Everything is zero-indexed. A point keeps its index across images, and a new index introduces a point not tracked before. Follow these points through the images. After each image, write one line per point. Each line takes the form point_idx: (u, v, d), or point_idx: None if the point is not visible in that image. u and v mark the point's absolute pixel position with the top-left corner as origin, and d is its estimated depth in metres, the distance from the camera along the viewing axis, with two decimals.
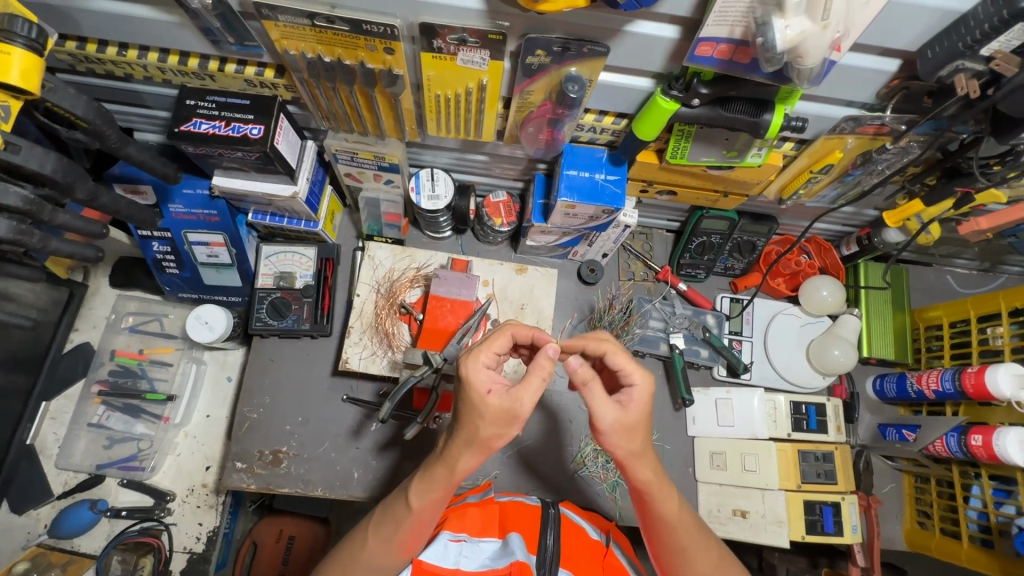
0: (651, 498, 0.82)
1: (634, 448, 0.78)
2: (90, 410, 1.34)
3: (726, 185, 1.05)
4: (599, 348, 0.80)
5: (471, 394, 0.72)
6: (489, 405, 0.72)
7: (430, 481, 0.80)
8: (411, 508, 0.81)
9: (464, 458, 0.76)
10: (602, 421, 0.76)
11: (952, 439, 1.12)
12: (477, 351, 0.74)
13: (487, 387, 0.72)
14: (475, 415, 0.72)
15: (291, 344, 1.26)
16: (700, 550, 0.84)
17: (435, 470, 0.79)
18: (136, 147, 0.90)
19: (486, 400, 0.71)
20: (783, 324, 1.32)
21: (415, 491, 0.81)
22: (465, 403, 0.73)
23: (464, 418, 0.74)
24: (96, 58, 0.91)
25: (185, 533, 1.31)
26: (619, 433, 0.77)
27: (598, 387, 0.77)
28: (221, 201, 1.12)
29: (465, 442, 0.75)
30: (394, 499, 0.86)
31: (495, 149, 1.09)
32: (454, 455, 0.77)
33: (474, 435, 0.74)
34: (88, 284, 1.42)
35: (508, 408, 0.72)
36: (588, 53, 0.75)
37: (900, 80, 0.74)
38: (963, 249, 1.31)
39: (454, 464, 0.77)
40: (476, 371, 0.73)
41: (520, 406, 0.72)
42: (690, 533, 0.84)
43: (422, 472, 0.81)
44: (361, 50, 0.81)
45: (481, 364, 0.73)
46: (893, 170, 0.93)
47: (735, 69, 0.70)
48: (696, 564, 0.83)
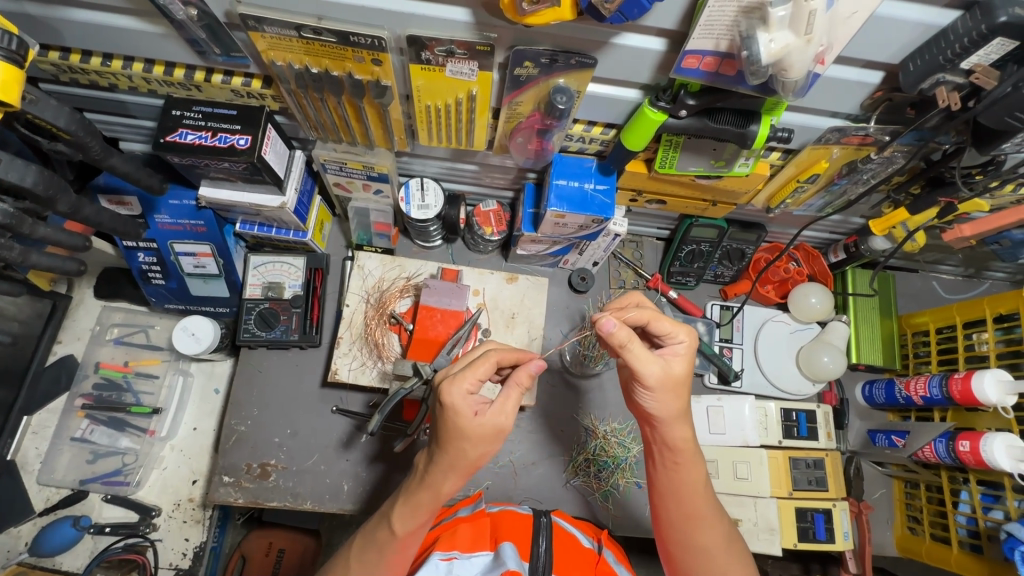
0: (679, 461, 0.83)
1: (678, 410, 0.80)
2: (74, 424, 1.31)
3: (714, 194, 1.06)
4: (640, 317, 0.82)
5: (458, 418, 0.72)
6: (477, 425, 0.72)
7: (415, 504, 0.78)
8: (396, 534, 0.79)
9: (448, 480, 0.76)
10: (647, 376, 0.76)
11: (940, 445, 1.12)
12: (460, 377, 0.74)
13: (472, 411, 0.72)
14: (461, 440, 0.73)
15: (279, 355, 1.24)
16: (708, 526, 0.84)
17: (420, 497, 0.78)
18: (120, 158, 0.89)
19: (473, 423, 0.72)
20: (773, 331, 1.33)
21: (397, 517, 0.79)
22: (450, 428, 0.73)
23: (450, 443, 0.74)
24: (80, 69, 0.90)
25: (171, 548, 1.28)
26: (665, 389, 0.78)
27: (639, 346, 0.76)
28: (209, 211, 1.10)
29: (448, 464, 0.75)
30: (376, 523, 0.84)
31: (484, 159, 1.09)
32: (436, 477, 0.76)
33: (462, 457, 0.74)
34: (72, 295, 1.40)
35: (496, 426, 0.73)
36: (575, 65, 0.76)
37: (882, 92, 0.75)
38: (947, 255, 1.33)
39: (437, 488, 0.77)
40: (462, 395, 0.73)
41: (506, 421, 0.74)
42: (704, 507, 0.84)
43: (403, 499, 0.80)
44: (348, 62, 0.81)
45: (466, 388, 0.73)
46: (878, 179, 0.94)
47: (721, 81, 0.71)
48: (701, 536, 0.84)
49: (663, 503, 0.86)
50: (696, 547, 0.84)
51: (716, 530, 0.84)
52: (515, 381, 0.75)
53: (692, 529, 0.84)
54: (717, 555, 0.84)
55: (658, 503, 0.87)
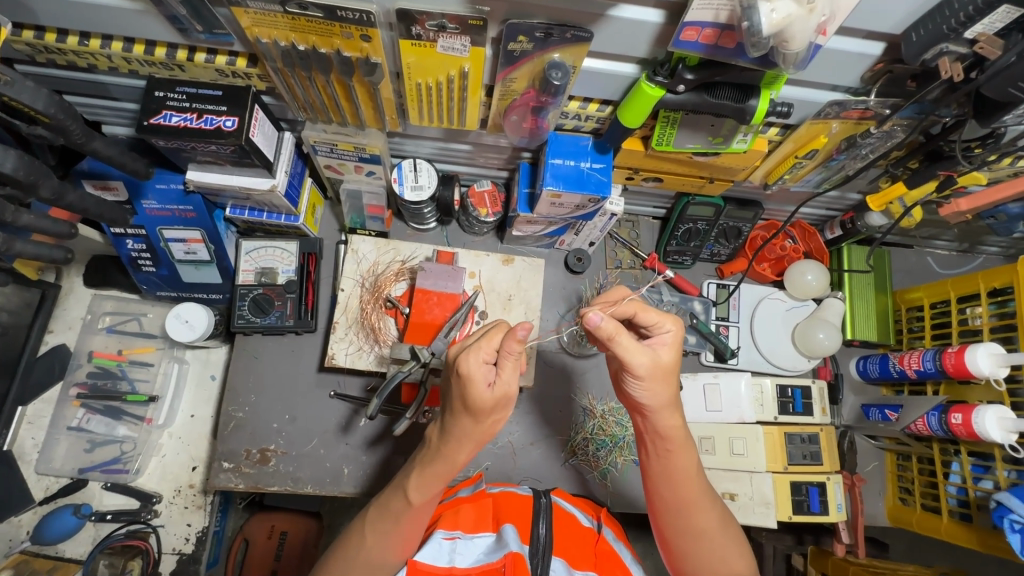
0: (670, 448, 0.83)
1: (667, 398, 0.80)
2: (70, 413, 1.30)
3: (711, 171, 1.05)
4: (626, 310, 0.81)
5: (471, 388, 0.70)
6: (488, 396, 0.71)
7: (432, 475, 0.79)
8: (411, 504, 0.80)
9: (463, 449, 0.77)
10: (637, 366, 0.75)
11: (933, 418, 1.13)
12: (475, 346, 0.72)
13: (487, 382, 0.71)
14: (475, 410, 0.72)
15: (274, 341, 1.23)
16: (702, 509, 0.86)
17: (436, 467, 0.78)
18: (103, 142, 0.86)
19: (486, 395, 0.71)
20: (769, 309, 1.33)
21: (413, 488, 0.80)
22: (464, 396, 0.72)
23: (463, 410, 0.73)
24: (56, 49, 0.87)
25: (174, 534, 1.29)
26: (655, 377, 0.77)
27: (626, 338, 0.75)
28: (197, 195, 1.08)
29: (463, 434, 0.75)
30: (389, 495, 0.84)
31: (478, 138, 1.07)
32: (453, 447, 0.76)
33: (476, 427, 0.74)
34: (61, 284, 1.37)
35: (507, 395, 0.72)
36: (570, 39, 0.74)
37: (884, 63, 0.74)
38: (943, 230, 1.33)
39: (454, 458, 0.77)
40: (480, 366, 0.71)
41: (513, 390, 0.73)
42: (700, 492, 0.86)
43: (418, 470, 0.80)
44: (336, 38, 0.79)
45: (481, 358, 0.71)
46: (876, 154, 0.93)
47: (721, 54, 0.69)
48: (695, 520, 0.85)
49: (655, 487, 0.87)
50: (695, 534, 0.86)
51: (715, 518, 0.86)
52: (510, 353, 0.72)
53: (687, 515, 0.85)
54: (713, 537, 0.86)
55: (652, 488, 0.88)
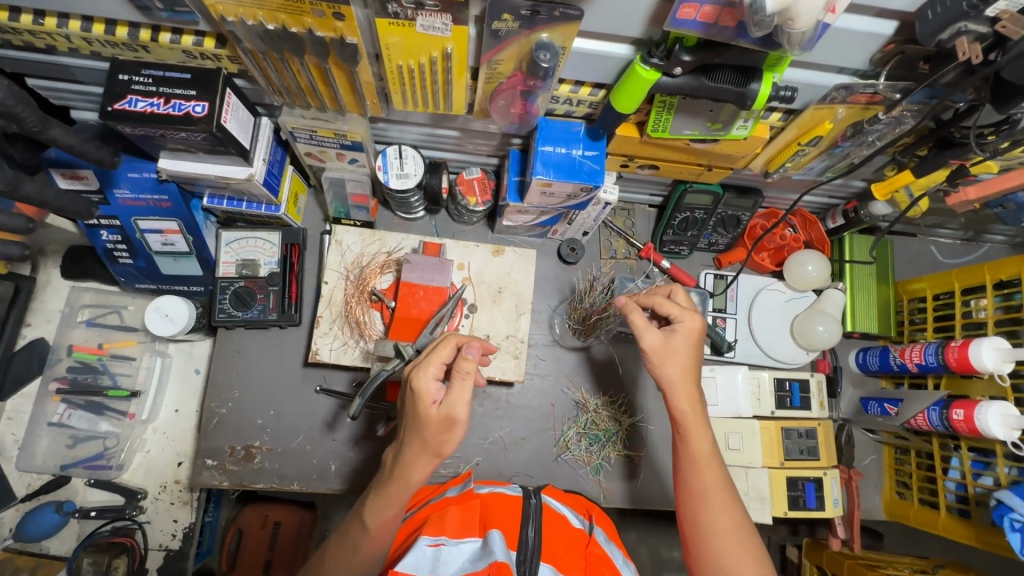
0: (685, 430, 0.88)
1: (677, 379, 0.88)
2: (50, 409, 1.26)
3: (709, 158, 1.00)
4: (650, 301, 0.93)
5: (418, 403, 0.73)
6: (431, 413, 0.73)
7: (386, 500, 0.78)
8: (368, 529, 0.79)
9: (416, 469, 0.76)
10: (642, 342, 0.89)
11: (934, 413, 1.11)
12: (425, 363, 0.75)
13: (434, 398, 0.74)
14: (420, 427, 0.74)
15: (258, 335, 1.20)
16: (717, 499, 0.85)
17: (389, 489, 0.78)
18: (62, 129, 0.81)
19: (430, 410, 0.73)
20: (767, 300, 1.30)
21: (368, 514, 0.79)
22: (413, 412, 0.75)
23: (413, 429, 0.75)
24: (10, 28, 0.81)
25: (161, 530, 1.27)
26: (660, 356, 0.89)
27: (637, 318, 0.90)
28: (171, 184, 1.03)
29: (413, 454, 0.76)
30: (350, 520, 0.83)
31: (466, 124, 1.02)
32: (404, 467, 0.76)
33: (424, 445, 0.75)
34: (38, 277, 1.33)
35: (450, 415, 0.72)
36: (559, 17, 0.68)
37: (895, 44, 0.69)
38: (948, 219, 1.29)
39: (405, 478, 0.77)
40: (429, 383, 0.74)
41: (459, 411, 0.72)
42: (717, 482, 0.86)
43: (373, 494, 0.79)
44: (308, 16, 0.73)
45: (430, 376, 0.74)
46: (883, 141, 0.88)
47: (721, 34, 0.64)
48: (708, 507, 0.84)
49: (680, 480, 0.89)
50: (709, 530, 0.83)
51: (728, 510, 0.84)
52: (459, 372, 0.73)
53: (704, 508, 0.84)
54: (727, 532, 0.83)
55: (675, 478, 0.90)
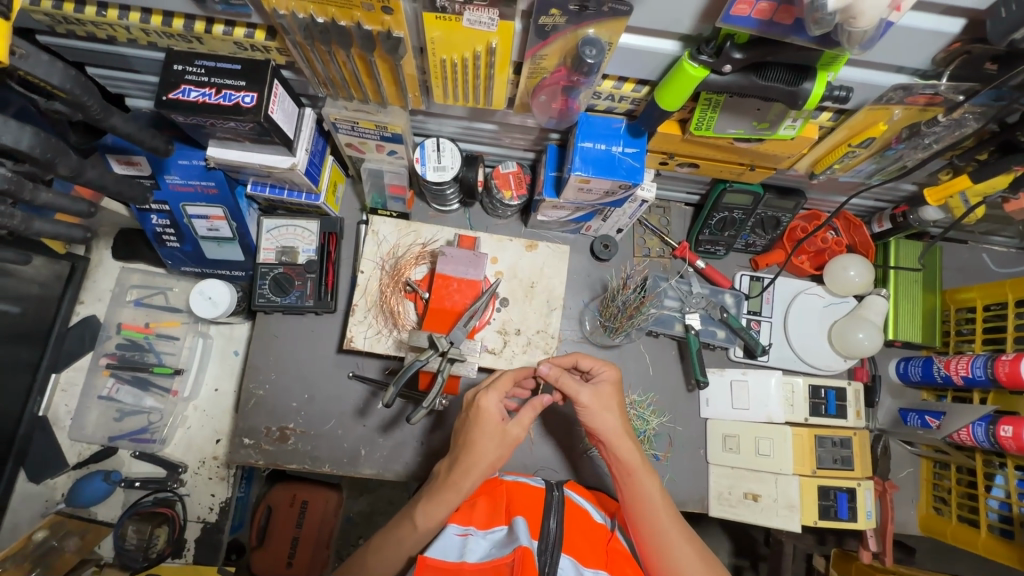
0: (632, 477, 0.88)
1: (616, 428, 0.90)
2: (100, 382, 1.34)
3: (753, 157, 0.97)
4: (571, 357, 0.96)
5: (487, 417, 0.87)
6: (501, 429, 0.87)
7: (438, 502, 0.85)
8: (417, 528, 0.85)
9: (472, 476, 0.85)
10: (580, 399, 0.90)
11: (979, 429, 1.07)
12: (495, 387, 0.90)
13: (500, 416, 0.88)
14: (487, 437, 0.86)
15: (294, 321, 1.23)
16: (683, 547, 0.85)
17: (443, 494, 0.85)
18: (121, 118, 0.84)
19: (500, 423, 0.87)
20: (805, 304, 1.26)
21: (420, 512, 0.85)
22: (482, 426, 0.87)
23: (477, 442, 0.86)
24: (74, 19, 0.85)
25: (199, 503, 1.34)
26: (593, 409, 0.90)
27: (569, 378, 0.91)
28: (218, 171, 1.06)
29: (473, 462, 0.85)
30: (397, 521, 0.89)
31: (504, 118, 1.02)
32: (462, 474, 0.85)
33: (485, 456, 0.85)
34: (91, 257, 1.39)
35: (513, 431, 0.88)
36: (608, 12, 0.68)
37: (961, 43, 0.66)
38: (1004, 226, 1.23)
39: (462, 484, 0.85)
40: (499, 404, 0.89)
41: (520, 431, 0.89)
42: (674, 528, 0.86)
43: (425, 498, 0.87)
44: (357, 10, 0.74)
45: (500, 398, 0.89)
46: (941, 144, 0.85)
47: (775, 31, 0.63)
48: (677, 560, 0.84)
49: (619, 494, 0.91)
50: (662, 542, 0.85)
51: (695, 557, 0.84)
52: (530, 403, 0.90)
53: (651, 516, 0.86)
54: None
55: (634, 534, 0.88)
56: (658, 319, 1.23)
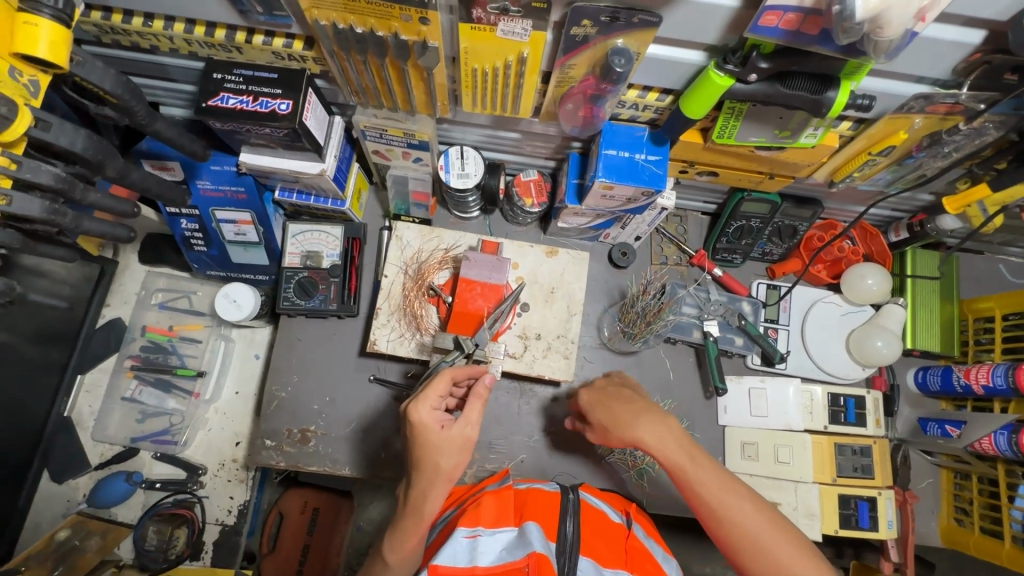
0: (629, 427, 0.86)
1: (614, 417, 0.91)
2: (124, 384, 1.36)
3: (772, 166, 0.99)
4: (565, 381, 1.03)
5: (428, 433, 0.78)
6: (446, 437, 0.79)
7: (402, 532, 0.80)
8: (389, 564, 0.81)
9: (431, 498, 0.79)
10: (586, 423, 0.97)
11: (1001, 437, 1.07)
12: (424, 397, 0.81)
13: (439, 423, 0.79)
14: (434, 452, 0.78)
15: (317, 324, 1.25)
16: (705, 475, 0.80)
17: (405, 523, 0.80)
18: (164, 123, 0.88)
19: (442, 434, 0.78)
20: (822, 313, 1.27)
21: (389, 548, 0.81)
22: (424, 443, 0.79)
23: (425, 461, 0.79)
24: (122, 30, 0.89)
25: (217, 505, 1.34)
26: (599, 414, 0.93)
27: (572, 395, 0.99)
28: (249, 177, 1.09)
29: (427, 482, 0.79)
30: (375, 555, 0.85)
31: (529, 127, 1.04)
32: (420, 498, 0.79)
33: (437, 470, 0.79)
34: (118, 261, 1.42)
35: (463, 434, 0.80)
36: (637, 23, 0.70)
37: (982, 54, 0.68)
38: (1020, 236, 1.24)
39: (422, 508, 0.79)
40: (433, 413, 0.80)
41: (472, 430, 0.80)
42: (688, 458, 0.82)
43: (393, 526, 0.82)
44: (394, 21, 0.77)
45: (432, 406, 0.80)
46: (960, 153, 0.86)
47: (802, 41, 0.65)
48: (705, 492, 0.80)
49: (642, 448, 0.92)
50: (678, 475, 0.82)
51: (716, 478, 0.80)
52: (474, 394, 0.82)
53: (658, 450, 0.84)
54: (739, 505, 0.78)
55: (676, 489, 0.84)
56: (677, 325, 1.23)
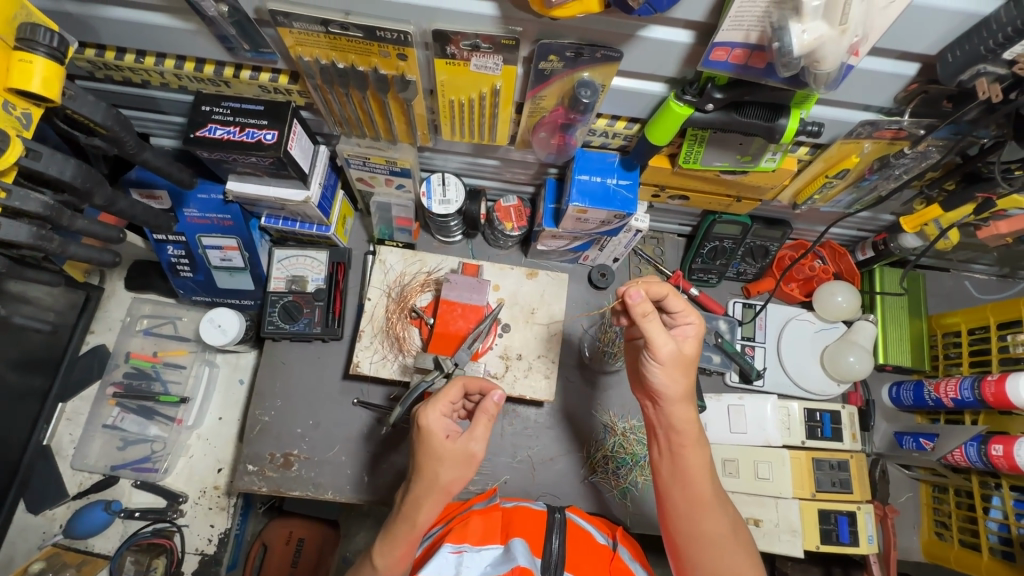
0: (677, 414, 0.83)
1: (677, 391, 0.82)
2: (105, 411, 1.35)
3: (739, 189, 1.04)
4: (661, 290, 0.81)
5: (431, 440, 0.77)
6: (448, 448, 0.77)
7: (391, 541, 0.80)
8: (377, 571, 0.80)
9: (424, 509, 0.78)
10: (660, 350, 0.78)
11: (971, 448, 1.10)
12: (433, 403, 0.80)
13: (444, 433, 0.78)
14: (435, 461, 0.77)
15: (302, 348, 1.26)
16: (716, 512, 0.83)
17: (397, 530, 0.80)
18: (152, 153, 0.91)
19: (444, 445, 0.77)
20: (797, 330, 1.30)
21: (378, 553, 0.80)
22: (426, 451, 0.78)
23: (425, 469, 0.78)
24: (114, 66, 0.93)
25: (197, 534, 1.32)
26: (674, 366, 0.80)
27: (655, 322, 0.77)
28: (235, 205, 1.13)
29: (423, 491, 0.78)
30: (362, 560, 0.85)
31: (506, 154, 1.09)
32: (412, 506, 0.78)
33: (435, 482, 0.77)
34: (104, 287, 1.44)
35: (465, 449, 0.77)
36: (600, 58, 0.75)
37: (918, 84, 0.73)
38: (981, 253, 1.29)
39: (414, 517, 0.79)
40: (438, 423, 0.79)
41: (476, 448, 0.78)
42: (712, 494, 0.84)
43: (383, 534, 0.81)
44: (374, 57, 0.82)
45: (439, 414, 0.80)
46: (910, 175, 0.92)
47: (750, 74, 0.69)
48: (711, 523, 0.83)
49: (633, 387, 0.94)
50: (666, 446, 0.85)
51: (727, 521, 0.83)
52: (481, 409, 0.80)
53: (663, 413, 0.84)
54: (728, 544, 0.82)
55: (663, 489, 0.86)
56: None
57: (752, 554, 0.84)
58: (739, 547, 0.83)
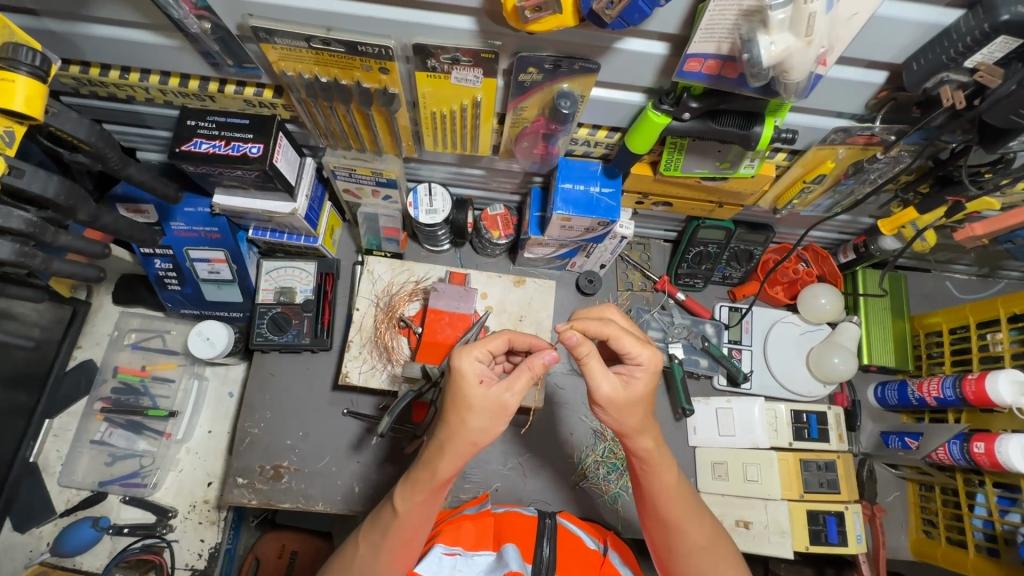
0: (632, 445, 0.80)
1: (635, 421, 0.77)
2: (93, 427, 1.34)
3: (720, 195, 1.06)
4: (602, 330, 0.77)
5: (464, 387, 0.72)
6: (482, 395, 0.72)
7: (412, 487, 0.78)
8: (397, 513, 0.79)
9: (447, 460, 0.75)
10: (599, 393, 0.75)
11: (954, 446, 1.11)
12: (472, 346, 0.75)
13: (478, 379, 0.73)
14: (463, 407, 0.72)
15: (291, 360, 1.26)
16: (694, 523, 0.83)
17: (419, 476, 0.77)
18: (137, 168, 0.92)
19: (477, 391, 0.72)
20: (782, 332, 1.32)
21: (399, 496, 0.79)
22: (455, 395, 0.73)
23: (453, 415, 0.73)
24: (98, 82, 0.93)
25: (187, 549, 1.31)
26: (621, 405, 0.76)
27: (594, 362, 0.75)
28: (222, 218, 1.13)
29: (448, 438, 0.74)
30: (382, 507, 0.84)
31: (491, 163, 1.10)
32: (436, 454, 0.75)
33: (461, 429, 0.73)
34: (91, 302, 1.43)
35: (500, 398, 0.73)
36: (578, 70, 0.77)
37: (887, 92, 0.75)
38: (960, 254, 1.32)
39: (436, 467, 0.75)
40: (472, 365, 0.73)
41: (511, 401, 0.73)
42: (686, 509, 0.83)
43: (405, 478, 0.80)
44: (356, 70, 0.83)
45: (475, 358, 0.74)
46: (885, 179, 0.94)
47: (724, 84, 0.71)
48: (687, 537, 0.82)
49: None
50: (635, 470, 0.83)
51: (706, 531, 0.83)
52: (527, 364, 0.75)
53: (625, 443, 0.81)
54: (710, 552, 0.82)
55: (639, 504, 0.86)
56: None
57: (735, 557, 0.85)
58: (721, 552, 0.83)
